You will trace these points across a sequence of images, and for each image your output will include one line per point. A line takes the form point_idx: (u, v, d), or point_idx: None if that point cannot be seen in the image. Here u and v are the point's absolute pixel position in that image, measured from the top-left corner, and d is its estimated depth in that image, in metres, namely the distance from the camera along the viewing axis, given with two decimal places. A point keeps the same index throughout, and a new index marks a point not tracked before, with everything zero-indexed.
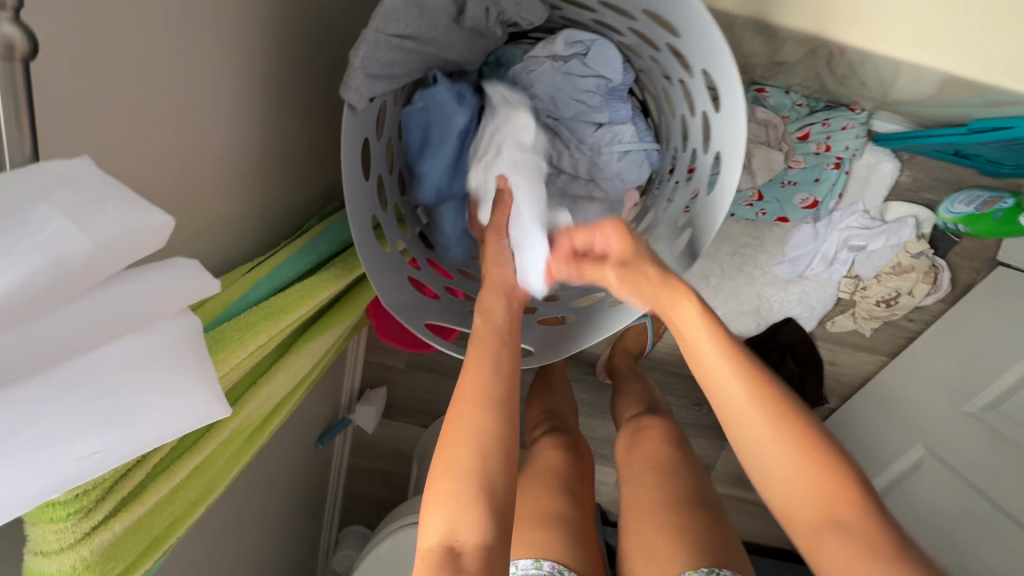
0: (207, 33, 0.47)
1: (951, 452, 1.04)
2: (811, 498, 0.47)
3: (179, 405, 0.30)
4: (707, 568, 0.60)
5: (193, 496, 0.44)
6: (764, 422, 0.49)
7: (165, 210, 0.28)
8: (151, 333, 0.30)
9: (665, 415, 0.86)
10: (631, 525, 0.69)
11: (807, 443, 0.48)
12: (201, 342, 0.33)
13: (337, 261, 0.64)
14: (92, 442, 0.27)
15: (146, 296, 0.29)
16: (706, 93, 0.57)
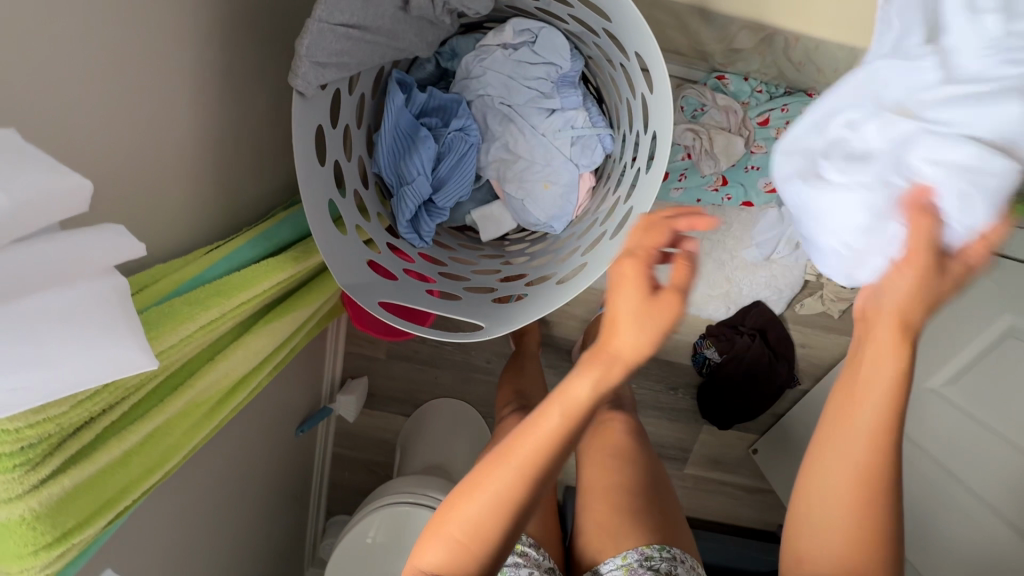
0: (160, 27, 0.49)
1: (916, 428, 1.07)
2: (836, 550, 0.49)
3: (101, 357, 0.33)
4: (658, 545, 0.64)
5: (148, 464, 0.46)
6: (854, 500, 0.48)
7: (82, 174, 0.32)
8: (77, 289, 0.33)
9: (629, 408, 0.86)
10: (591, 504, 0.70)
11: (873, 527, 0.48)
12: (127, 301, 0.36)
13: (298, 246, 0.66)
14: (13, 381, 0.30)
15: (68, 253, 0.32)
16: (641, 75, 0.61)
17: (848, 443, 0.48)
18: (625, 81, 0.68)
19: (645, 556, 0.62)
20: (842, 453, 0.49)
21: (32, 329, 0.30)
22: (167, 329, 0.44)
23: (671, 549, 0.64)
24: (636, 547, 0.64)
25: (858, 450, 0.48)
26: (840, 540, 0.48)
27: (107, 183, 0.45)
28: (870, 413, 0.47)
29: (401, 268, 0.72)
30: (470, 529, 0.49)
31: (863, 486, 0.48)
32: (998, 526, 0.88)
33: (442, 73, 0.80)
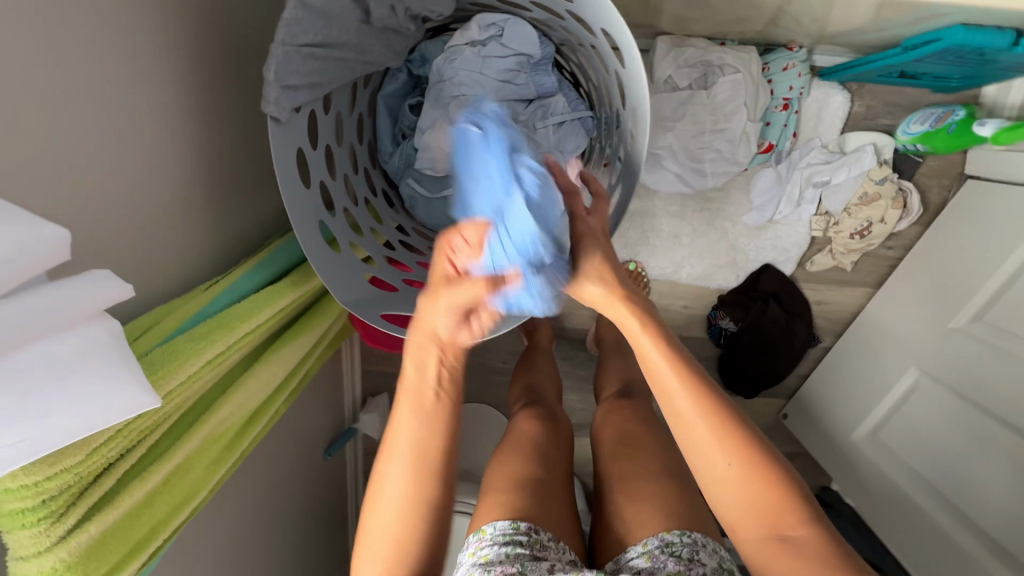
0: (128, 71, 0.50)
1: (943, 370, 1.04)
2: (755, 509, 0.50)
3: (106, 399, 0.34)
4: (679, 531, 0.63)
5: (174, 502, 0.47)
6: (704, 420, 0.53)
7: (56, 223, 0.32)
8: (70, 336, 0.34)
9: (642, 394, 0.89)
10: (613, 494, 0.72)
11: (761, 463, 0.50)
12: (125, 344, 0.37)
13: (298, 269, 0.67)
14: (13, 435, 0.30)
15: (63, 305, 0.33)
16: (611, 53, 0.60)
17: (682, 416, 0.54)
18: (597, 60, 0.67)
19: (667, 542, 0.62)
20: (696, 430, 0.53)
21: (36, 382, 0.32)
22: (177, 364, 0.45)
23: (693, 534, 0.63)
24: (657, 534, 0.64)
25: (694, 417, 0.53)
26: (751, 500, 0.50)
27: (93, 232, 0.46)
28: (683, 388, 0.54)
29: (401, 279, 0.73)
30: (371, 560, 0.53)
31: (724, 436, 0.51)
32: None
33: (415, 81, 0.80)
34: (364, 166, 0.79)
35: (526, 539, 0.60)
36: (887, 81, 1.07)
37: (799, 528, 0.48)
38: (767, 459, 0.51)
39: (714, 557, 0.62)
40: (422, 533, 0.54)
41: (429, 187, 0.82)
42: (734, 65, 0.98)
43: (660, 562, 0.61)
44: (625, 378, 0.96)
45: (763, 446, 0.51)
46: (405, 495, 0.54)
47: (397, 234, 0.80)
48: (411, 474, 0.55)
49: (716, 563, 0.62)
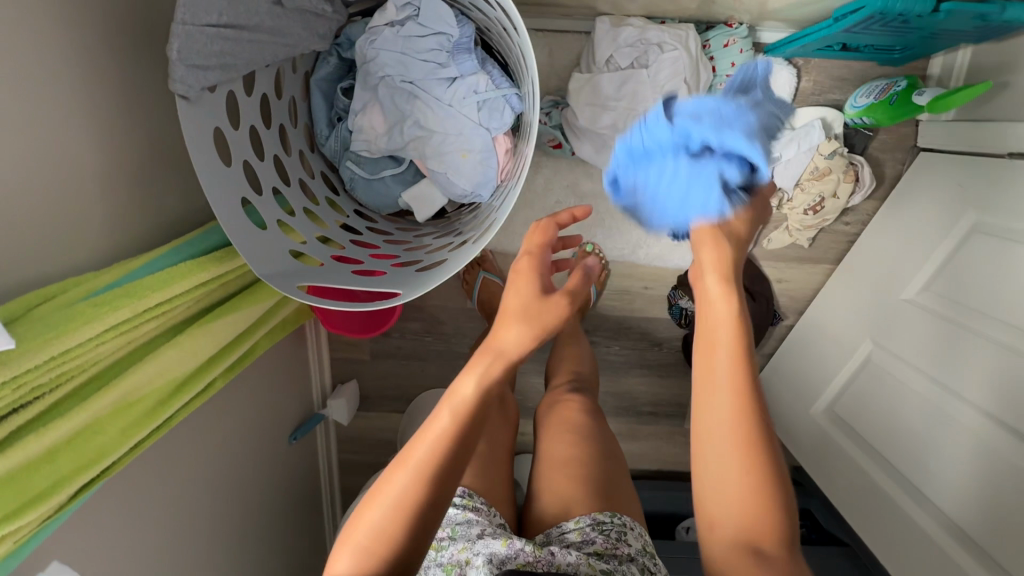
0: (35, 52, 0.53)
1: (894, 340, 1.04)
2: (737, 517, 0.53)
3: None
4: (610, 512, 0.67)
5: (81, 460, 0.49)
6: (730, 431, 0.54)
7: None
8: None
9: (591, 395, 0.90)
10: (547, 474, 0.74)
11: (766, 487, 0.53)
12: None
13: (227, 248, 0.70)
14: None
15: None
16: (510, 24, 0.62)
17: (718, 414, 0.55)
18: (506, 34, 0.68)
19: (598, 521, 0.66)
20: (721, 426, 0.55)
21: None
22: (76, 326, 0.47)
23: (622, 517, 0.67)
24: (589, 514, 0.67)
25: (726, 410, 0.55)
26: (740, 510, 0.53)
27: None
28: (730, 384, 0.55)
29: (330, 255, 0.75)
30: (371, 515, 0.51)
31: (744, 447, 0.54)
32: (987, 425, 0.85)
33: (346, 65, 0.83)
34: (298, 149, 0.82)
35: (460, 500, 0.67)
36: (830, 55, 1.07)
37: (776, 549, 0.51)
38: (772, 488, 0.53)
39: (639, 538, 0.67)
40: (423, 499, 0.51)
41: (368, 169, 0.85)
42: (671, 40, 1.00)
43: (588, 537, 0.64)
44: (573, 373, 0.96)
45: (776, 477, 0.53)
46: (410, 498, 0.51)
47: (335, 215, 0.82)
48: (422, 476, 0.52)
49: (641, 546, 0.66)
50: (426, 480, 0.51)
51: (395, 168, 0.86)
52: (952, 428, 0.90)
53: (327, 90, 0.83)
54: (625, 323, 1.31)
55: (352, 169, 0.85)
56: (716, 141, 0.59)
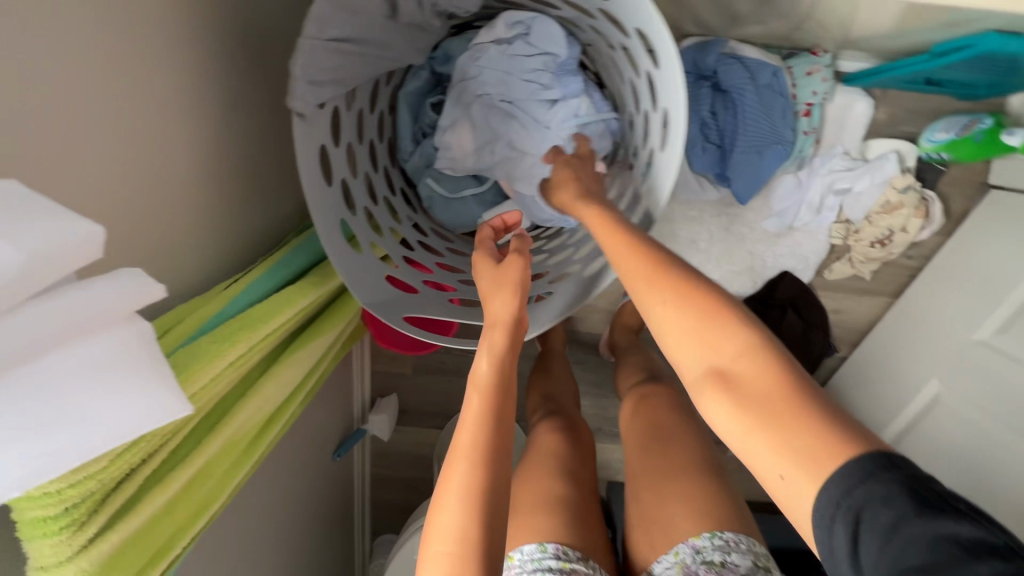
0: (145, 60, 0.49)
1: (965, 382, 1.01)
2: (703, 351, 0.48)
3: (134, 406, 0.33)
4: (709, 534, 0.66)
5: (192, 508, 0.46)
6: (660, 288, 0.52)
7: (94, 220, 0.31)
8: (96, 341, 0.33)
9: (667, 379, 0.92)
10: (639, 494, 0.75)
11: (711, 312, 0.49)
12: (156, 347, 0.36)
13: (314, 271, 0.67)
14: (44, 447, 0.30)
15: (96, 300, 0.33)
16: (646, 53, 0.58)
17: (636, 284, 0.54)
18: (626, 61, 0.65)
19: (697, 548, 0.65)
20: (659, 323, 0.52)
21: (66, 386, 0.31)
22: (198, 368, 0.44)
23: (723, 535, 0.65)
24: (687, 542, 0.66)
25: (641, 275, 0.54)
26: (700, 345, 0.48)
27: (102, 223, 0.45)
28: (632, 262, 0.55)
29: (422, 280, 0.72)
30: (442, 512, 0.48)
31: (675, 290, 0.51)
32: None
33: (437, 79, 0.80)
34: (384, 164, 0.79)
35: (554, 563, 0.61)
36: (912, 88, 1.05)
37: (743, 357, 0.46)
38: (721, 305, 0.49)
39: (748, 555, 0.64)
40: (486, 482, 0.49)
41: (448, 187, 0.82)
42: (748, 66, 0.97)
43: (692, 570, 0.64)
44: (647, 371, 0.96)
45: (715, 297, 0.50)
46: (473, 482, 0.49)
47: (416, 235, 0.79)
48: (476, 459, 0.50)
49: (751, 562, 0.64)
50: (474, 461, 0.50)
51: (476, 186, 0.83)
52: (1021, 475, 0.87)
53: (418, 105, 0.80)
54: None
55: (434, 187, 0.81)
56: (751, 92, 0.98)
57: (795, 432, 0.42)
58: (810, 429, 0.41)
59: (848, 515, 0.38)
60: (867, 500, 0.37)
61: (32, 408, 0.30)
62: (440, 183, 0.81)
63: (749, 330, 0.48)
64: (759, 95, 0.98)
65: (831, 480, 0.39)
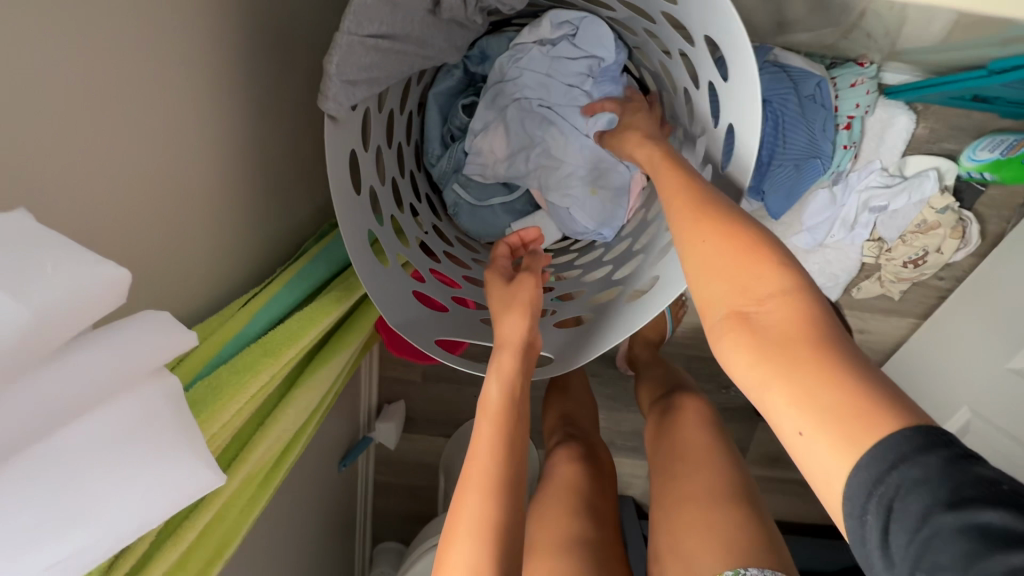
0: (154, 54, 0.45)
1: (999, 411, 0.97)
2: (729, 285, 0.44)
3: (167, 479, 0.30)
4: (733, 571, 0.57)
5: (206, 557, 0.41)
6: (707, 223, 0.48)
7: (117, 263, 0.28)
8: (122, 405, 0.30)
9: (697, 392, 0.85)
10: (667, 523, 0.68)
11: (757, 251, 0.44)
12: (183, 404, 0.33)
13: (338, 282, 0.62)
14: (65, 544, 0.27)
15: (119, 357, 0.30)
16: (710, 63, 0.53)
17: (678, 217, 0.50)
18: (684, 69, 0.61)
19: None
20: (694, 265, 0.47)
21: (95, 462, 0.28)
22: (220, 406, 0.40)
23: (749, 573, 0.57)
24: None
25: (686, 209, 0.50)
26: (731, 278, 0.44)
27: (108, 237, 0.41)
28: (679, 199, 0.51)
29: (450, 296, 0.68)
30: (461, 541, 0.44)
31: (729, 228, 0.46)
32: None
33: (470, 79, 0.76)
34: (410, 169, 0.74)
35: None
36: (956, 103, 1.01)
37: (772, 304, 0.42)
38: (770, 248, 0.44)
39: None
40: (501, 514, 0.45)
41: (476, 195, 0.77)
42: (788, 75, 0.93)
43: None
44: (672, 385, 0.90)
45: (762, 237, 0.45)
46: (486, 512, 0.45)
47: (441, 244, 0.75)
48: (490, 492, 0.46)
49: None
50: (489, 495, 0.46)
51: (506, 195, 0.78)
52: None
53: (451, 106, 0.76)
54: (698, 364, 1.23)
55: (464, 195, 0.77)
56: (793, 102, 0.93)
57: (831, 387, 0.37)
58: (854, 391, 0.36)
59: (882, 504, 0.32)
60: (900, 485, 0.32)
61: (61, 492, 0.27)
62: (469, 190, 0.77)
63: (794, 278, 0.43)
64: (802, 104, 0.94)
65: (859, 470, 0.34)
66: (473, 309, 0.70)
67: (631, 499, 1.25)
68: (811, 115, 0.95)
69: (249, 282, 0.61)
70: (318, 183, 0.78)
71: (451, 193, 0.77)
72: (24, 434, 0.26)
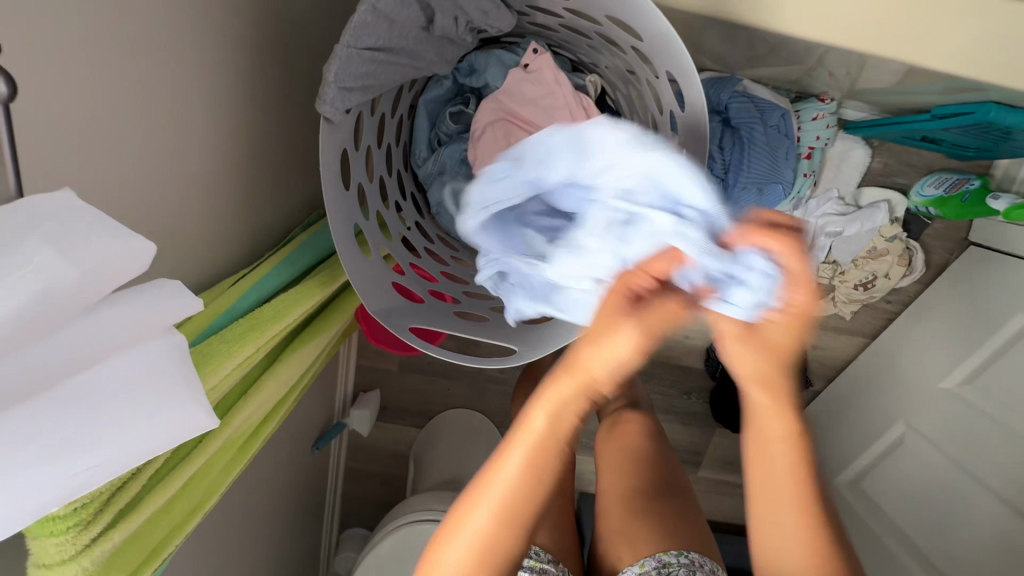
0: (170, 50, 0.49)
1: (929, 426, 1.06)
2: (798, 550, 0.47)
3: (168, 419, 0.34)
4: (675, 551, 0.66)
5: (188, 508, 0.46)
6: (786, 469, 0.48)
7: (146, 238, 0.33)
8: (132, 355, 0.34)
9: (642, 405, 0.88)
10: (612, 511, 0.73)
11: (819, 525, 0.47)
12: (186, 358, 0.37)
13: (323, 268, 0.66)
14: (89, 458, 0.31)
15: (133, 314, 0.35)
16: (671, 94, 0.60)
17: (766, 440, 0.48)
18: (651, 96, 0.67)
19: (664, 563, 0.65)
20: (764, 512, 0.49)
21: (109, 398, 0.32)
22: (209, 368, 0.45)
23: (689, 555, 0.66)
24: (653, 555, 0.66)
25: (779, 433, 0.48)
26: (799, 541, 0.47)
27: (121, 212, 0.45)
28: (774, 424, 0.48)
29: (427, 289, 0.73)
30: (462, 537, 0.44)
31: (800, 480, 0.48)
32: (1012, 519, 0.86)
33: (458, 89, 0.82)
34: (397, 168, 0.80)
35: None
36: (908, 142, 1.10)
37: None
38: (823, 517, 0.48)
39: None
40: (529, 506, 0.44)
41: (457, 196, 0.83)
42: (754, 107, 1.01)
43: None
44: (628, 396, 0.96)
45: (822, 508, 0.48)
46: (514, 509, 0.44)
47: (422, 241, 0.80)
48: (513, 521, 0.44)
49: None
50: (520, 522, 0.44)
51: None
52: (972, 519, 0.92)
53: (439, 114, 0.82)
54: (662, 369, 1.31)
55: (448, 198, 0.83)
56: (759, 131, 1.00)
57: None
58: None
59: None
60: None
61: (83, 422, 0.31)
62: None
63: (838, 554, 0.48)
64: (768, 132, 1.01)
65: None
66: (449, 302, 0.75)
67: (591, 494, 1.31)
68: (777, 142, 1.02)
69: (240, 265, 0.66)
70: (310, 175, 0.83)
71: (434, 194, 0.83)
72: (53, 371, 0.30)
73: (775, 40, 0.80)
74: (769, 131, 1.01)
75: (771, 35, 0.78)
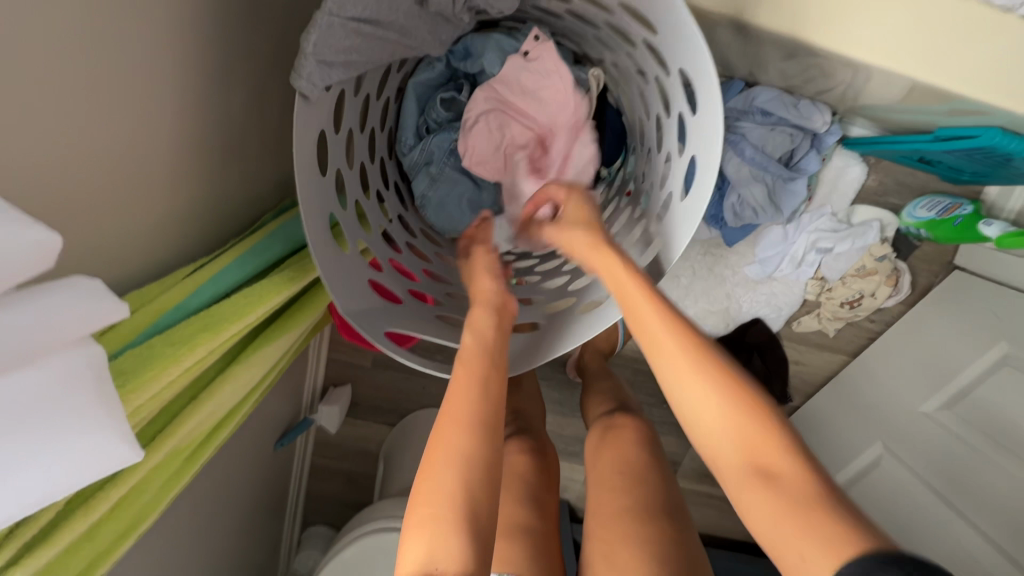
0: (115, 2, 0.43)
1: (907, 450, 1.05)
2: (737, 449, 0.45)
3: (79, 453, 0.31)
4: None
5: (119, 530, 0.40)
6: (707, 385, 0.48)
7: (50, 227, 0.28)
8: (38, 374, 0.29)
9: (636, 411, 0.89)
10: (599, 534, 0.70)
11: (738, 412, 0.46)
12: (105, 373, 0.32)
13: (294, 261, 0.61)
14: None
15: (48, 320, 0.29)
16: (681, 95, 0.56)
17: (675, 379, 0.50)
18: (658, 96, 0.63)
19: None
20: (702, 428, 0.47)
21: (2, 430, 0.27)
22: (149, 376, 0.39)
23: None
24: None
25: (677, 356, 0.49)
26: (740, 442, 0.45)
27: (50, 189, 0.39)
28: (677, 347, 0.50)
29: (407, 288, 0.68)
30: (422, 480, 0.46)
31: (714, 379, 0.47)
32: (989, 552, 0.85)
33: (451, 73, 0.76)
34: (380, 155, 0.74)
35: None
36: (906, 162, 1.09)
37: (784, 461, 0.43)
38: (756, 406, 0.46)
39: None
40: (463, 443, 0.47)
41: (444, 190, 0.77)
42: (769, 112, 0.99)
43: None
44: (617, 399, 0.94)
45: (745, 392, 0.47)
46: (449, 440, 0.48)
47: (405, 234, 0.75)
48: (473, 427, 0.49)
49: None
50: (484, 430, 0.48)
51: (476, 193, 0.79)
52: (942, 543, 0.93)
53: (430, 99, 0.76)
54: (643, 377, 1.28)
55: (435, 192, 0.77)
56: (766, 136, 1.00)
57: (800, 517, 0.40)
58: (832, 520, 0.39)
59: None
60: None
61: None
62: (439, 185, 0.77)
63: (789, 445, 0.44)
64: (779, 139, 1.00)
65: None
66: (430, 304, 0.70)
67: (565, 502, 1.28)
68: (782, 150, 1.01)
69: (200, 251, 0.60)
70: (283, 156, 0.76)
71: (420, 185, 0.77)
72: None
73: (784, 47, 0.77)
74: (778, 138, 1.00)
75: (782, 40, 0.74)
